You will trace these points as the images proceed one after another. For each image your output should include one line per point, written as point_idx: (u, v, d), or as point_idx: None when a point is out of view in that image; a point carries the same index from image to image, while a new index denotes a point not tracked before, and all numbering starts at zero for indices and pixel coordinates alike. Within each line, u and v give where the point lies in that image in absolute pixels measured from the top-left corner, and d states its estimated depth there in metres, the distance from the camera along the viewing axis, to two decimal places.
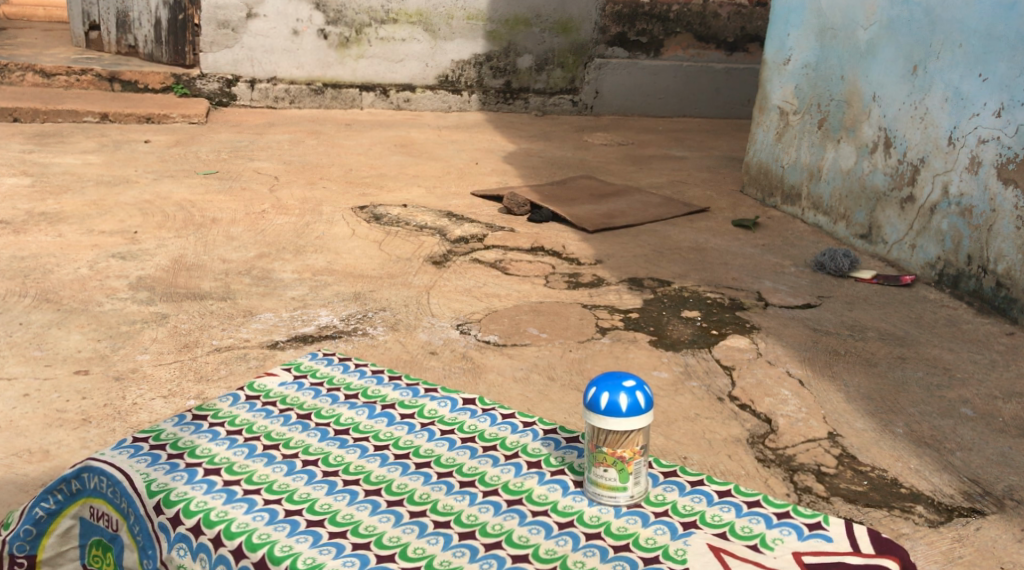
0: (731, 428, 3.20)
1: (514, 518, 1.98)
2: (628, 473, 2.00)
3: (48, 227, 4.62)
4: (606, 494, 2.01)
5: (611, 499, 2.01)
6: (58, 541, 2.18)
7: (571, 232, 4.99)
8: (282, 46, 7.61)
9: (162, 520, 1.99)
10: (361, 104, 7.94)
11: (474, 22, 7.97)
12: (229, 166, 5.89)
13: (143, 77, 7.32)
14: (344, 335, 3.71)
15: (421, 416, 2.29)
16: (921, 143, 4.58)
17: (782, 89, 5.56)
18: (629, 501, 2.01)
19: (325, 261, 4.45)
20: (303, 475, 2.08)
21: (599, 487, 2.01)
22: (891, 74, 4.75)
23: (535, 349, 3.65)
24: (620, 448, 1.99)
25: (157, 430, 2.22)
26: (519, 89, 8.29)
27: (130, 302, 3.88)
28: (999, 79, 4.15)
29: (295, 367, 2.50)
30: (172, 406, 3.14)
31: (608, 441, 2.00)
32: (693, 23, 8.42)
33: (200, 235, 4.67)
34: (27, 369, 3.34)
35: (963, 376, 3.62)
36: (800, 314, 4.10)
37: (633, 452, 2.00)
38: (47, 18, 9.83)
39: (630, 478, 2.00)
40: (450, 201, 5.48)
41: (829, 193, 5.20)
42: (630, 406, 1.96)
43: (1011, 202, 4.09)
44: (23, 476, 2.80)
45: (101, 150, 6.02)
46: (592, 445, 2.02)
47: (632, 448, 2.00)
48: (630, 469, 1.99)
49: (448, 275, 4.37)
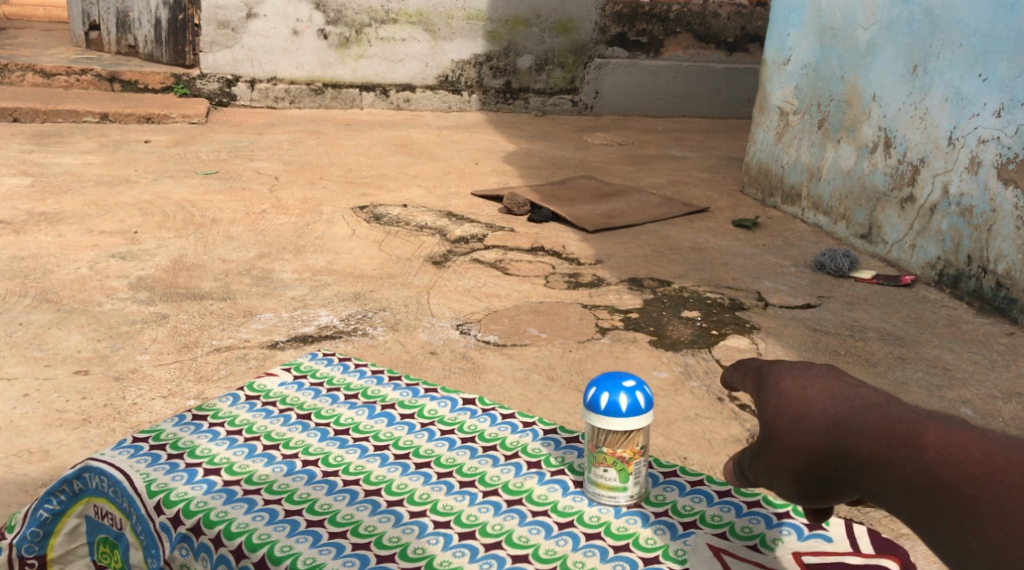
0: (730, 428, 3.20)
1: (514, 518, 1.97)
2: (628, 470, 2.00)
3: (48, 227, 4.62)
4: (606, 494, 2.01)
5: (611, 499, 2.01)
6: (67, 539, 2.17)
7: (571, 232, 4.99)
8: (282, 46, 7.61)
9: (162, 520, 1.98)
10: (360, 104, 7.94)
11: (475, 22, 7.97)
12: (229, 166, 5.89)
13: (143, 77, 7.31)
14: (344, 335, 3.71)
15: (421, 416, 2.30)
16: (921, 144, 4.58)
17: (782, 89, 5.57)
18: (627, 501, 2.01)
19: (326, 261, 4.45)
20: (303, 475, 2.08)
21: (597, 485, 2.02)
22: (890, 74, 4.75)
23: (535, 349, 3.65)
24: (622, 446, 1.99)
25: (156, 430, 2.22)
26: (519, 89, 8.30)
27: (130, 302, 3.88)
28: (999, 79, 4.14)
29: (295, 367, 2.51)
30: (172, 406, 3.14)
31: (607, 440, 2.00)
32: (693, 23, 8.43)
33: (200, 235, 4.67)
34: (27, 369, 3.34)
35: (963, 376, 3.62)
36: (800, 314, 4.10)
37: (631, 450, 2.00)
38: (47, 19, 9.83)
39: (630, 478, 2.00)
40: (450, 201, 5.49)
41: (829, 193, 5.20)
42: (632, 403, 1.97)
43: (1012, 202, 4.09)
44: (23, 476, 2.79)
45: (101, 150, 6.02)
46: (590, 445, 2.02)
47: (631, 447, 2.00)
48: (630, 469, 1.99)
49: (448, 275, 4.37)
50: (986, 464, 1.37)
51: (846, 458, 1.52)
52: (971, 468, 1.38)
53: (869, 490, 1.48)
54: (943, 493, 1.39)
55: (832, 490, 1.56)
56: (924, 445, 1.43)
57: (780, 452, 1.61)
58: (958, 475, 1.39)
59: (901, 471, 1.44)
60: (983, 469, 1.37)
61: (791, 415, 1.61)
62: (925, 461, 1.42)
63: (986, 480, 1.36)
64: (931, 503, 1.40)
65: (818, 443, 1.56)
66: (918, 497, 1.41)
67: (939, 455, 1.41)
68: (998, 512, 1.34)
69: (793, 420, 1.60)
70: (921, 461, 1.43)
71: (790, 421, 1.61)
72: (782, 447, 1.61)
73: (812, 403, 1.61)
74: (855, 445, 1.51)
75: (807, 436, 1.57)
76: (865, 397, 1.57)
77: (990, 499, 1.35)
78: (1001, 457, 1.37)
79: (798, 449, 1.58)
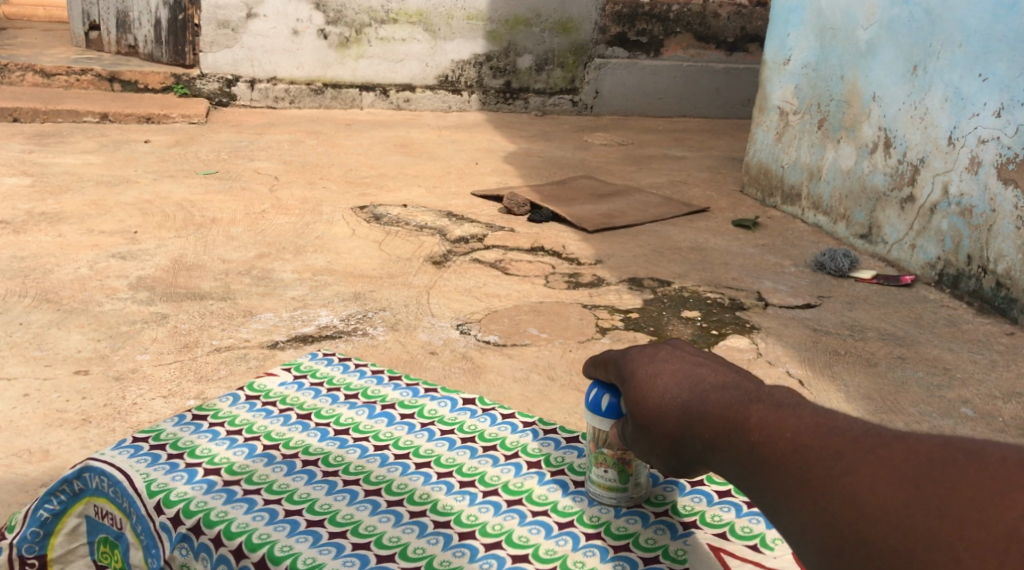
0: None
1: (514, 518, 1.97)
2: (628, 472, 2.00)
3: (48, 227, 4.62)
4: (605, 493, 2.01)
5: (610, 499, 2.01)
6: (67, 539, 2.18)
7: (571, 232, 4.99)
8: (283, 46, 7.61)
9: (162, 520, 1.98)
10: (360, 104, 7.94)
11: (475, 22, 7.97)
12: (229, 166, 5.89)
13: (143, 77, 7.30)
14: (344, 335, 3.71)
15: (421, 416, 2.30)
16: (921, 143, 4.58)
17: (782, 89, 5.58)
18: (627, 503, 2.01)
19: (326, 261, 4.45)
20: (303, 475, 2.08)
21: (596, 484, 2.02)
22: (890, 74, 4.75)
23: (535, 349, 3.65)
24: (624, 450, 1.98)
25: (157, 430, 2.22)
26: (519, 89, 8.30)
27: (130, 302, 3.88)
28: (999, 79, 4.14)
29: (295, 367, 2.51)
30: (172, 406, 3.14)
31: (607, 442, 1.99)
32: (693, 23, 8.43)
33: (200, 235, 4.67)
34: (27, 369, 3.34)
35: (963, 376, 3.62)
36: (800, 314, 4.10)
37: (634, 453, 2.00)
38: (47, 18, 9.83)
39: (630, 478, 2.00)
40: (450, 201, 5.49)
41: (829, 193, 5.21)
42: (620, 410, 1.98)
43: (1011, 202, 4.09)
44: (23, 476, 2.79)
45: (101, 150, 6.02)
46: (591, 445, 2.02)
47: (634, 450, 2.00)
48: (630, 468, 1.99)
49: (448, 275, 4.37)
50: (798, 443, 1.44)
51: (690, 440, 1.60)
52: (785, 445, 1.45)
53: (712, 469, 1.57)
54: (764, 470, 1.47)
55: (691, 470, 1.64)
56: (746, 426, 1.51)
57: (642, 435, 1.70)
58: (774, 451, 1.46)
59: (730, 452, 1.53)
60: (791, 448, 1.44)
61: (644, 403, 1.69)
62: (751, 443, 1.50)
63: (794, 457, 1.43)
64: (753, 480, 1.48)
65: (668, 425, 1.64)
66: (745, 475, 1.50)
67: (761, 434, 1.49)
68: (802, 488, 1.41)
69: (647, 410, 1.67)
70: (747, 441, 1.50)
71: (644, 404, 1.68)
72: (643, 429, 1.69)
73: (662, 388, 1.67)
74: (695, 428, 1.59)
75: (659, 420, 1.65)
76: (707, 377, 1.64)
77: (796, 476, 1.42)
78: (810, 435, 1.43)
79: (654, 432, 1.66)
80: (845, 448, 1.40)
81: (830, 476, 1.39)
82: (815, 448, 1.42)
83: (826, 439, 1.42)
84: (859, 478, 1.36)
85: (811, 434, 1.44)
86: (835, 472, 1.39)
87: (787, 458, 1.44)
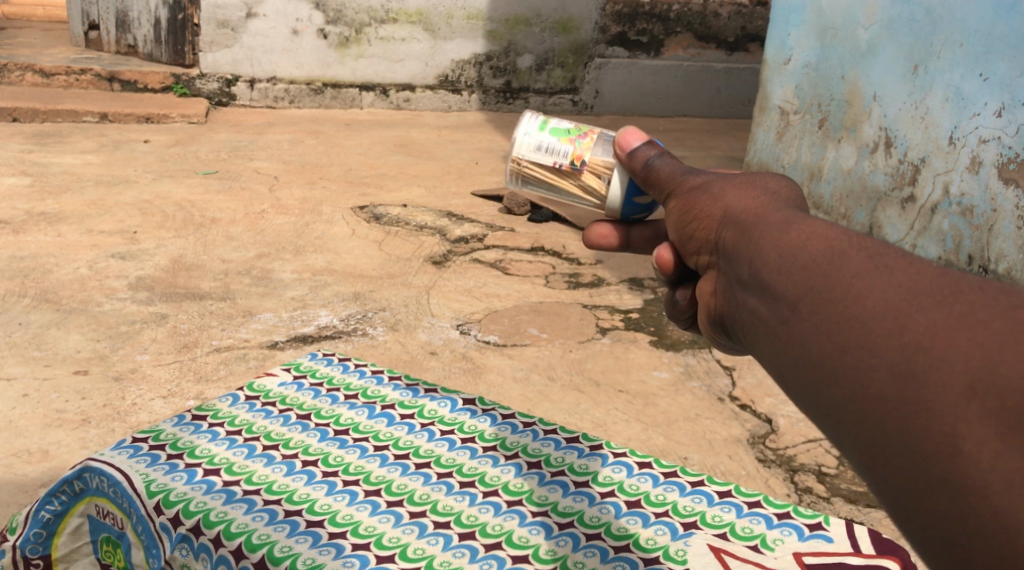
0: (731, 428, 3.19)
1: (514, 519, 1.95)
2: (552, 167, 1.85)
3: (48, 227, 4.61)
4: (539, 119, 1.89)
5: (533, 120, 1.89)
6: (70, 539, 2.17)
7: (572, 233, 4.99)
8: (282, 45, 7.60)
9: (162, 520, 1.95)
10: (360, 104, 7.93)
11: (474, 21, 7.96)
12: (228, 166, 5.88)
13: (143, 76, 7.28)
14: (344, 335, 3.71)
15: (421, 416, 2.29)
16: (921, 144, 4.57)
17: (782, 89, 5.61)
18: (516, 151, 1.87)
19: (325, 261, 4.45)
20: (303, 475, 2.06)
21: (546, 123, 1.88)
22: (890, 73, 4.75)
23: (535, 349, 3.64)
24: (591, 172, 1.82)
25: (156, 430, 2.22)
26: (519, 89, 8.29)
27: (129, 302, 3.88)
28: (999, 78, 4.12)
29: (295, 367, 2.51)
30: (172, 407, 3.13)
31: (601, 155, 1.81)
32: (693, 23, 8.43)
33: (200, 235, 4.66)
34: (27, 369, 3.33)
35: None
36: None
37: (577, 189, 1.84)
38: (46, 18, 9.81)
39: (554, 138, 1.85)
40: (450, 201, 5.48)
41: (829, 193, 5.21)
42: (649, 209, 1.80)
43: (1012, 202, 4.08)
44: (22, 476, 2.78)
45: (101, 150, 6.01)
46: (596, 127, 1.86)
47: (583, 188, 1.83)
48: (564, 139, 1.85)
49: (449, 275, 4.36)
50: (943, 294, 1.06)
51: (772, 230, 1.23)
52: (924, 294, 1.07)
53: (766, 269, 1.21)
54: (859, 308, 1.10)
55: (731, 253, 1.30)
56: (880, 246, 1.13)
57: (714, 199, 1.40)
58: (899, 292, 1.08)
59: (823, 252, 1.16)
60: (926, 286, 1.07)
61: (759, 185, 1.37)
62: (867, 266, 1.11)
63: (929, 296, 1.07)
64: (833, 292, 1.12)
65: (759, 209, 1.31)
66: (820, 299, 1.13)
67: (896, 266, 1.10)
68: (903, 342, 1.06)
69: (755, 191, 1.36)
70: (862, 264, 1.12)
71: (748, 182, 1.39)
72: (724, 195, 1.39)
73: (777, 187, 1.36)
74: (788, 224, 1.22)
75: (752, 197, 1.34)
76: None
77: (897, 334, 1.07)
78: (973, 296, 1.05)
79: (734, 204, 1.36)
80: (1016, 331, 1.02)
81: (971, 350, 1.02)
82: (973, 313, 1.04)
83: (992, 311, 1.03)
84: (1012, 374, 1.00)
85: (974, 294, 1.05)
86: (980, 348, 1.02)
87: (916, 307, 1.07)
